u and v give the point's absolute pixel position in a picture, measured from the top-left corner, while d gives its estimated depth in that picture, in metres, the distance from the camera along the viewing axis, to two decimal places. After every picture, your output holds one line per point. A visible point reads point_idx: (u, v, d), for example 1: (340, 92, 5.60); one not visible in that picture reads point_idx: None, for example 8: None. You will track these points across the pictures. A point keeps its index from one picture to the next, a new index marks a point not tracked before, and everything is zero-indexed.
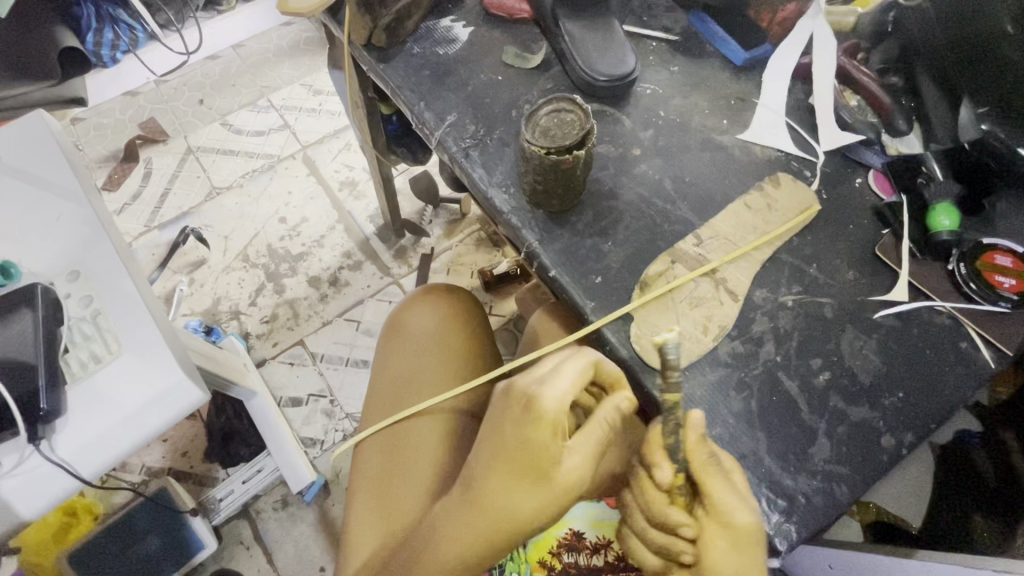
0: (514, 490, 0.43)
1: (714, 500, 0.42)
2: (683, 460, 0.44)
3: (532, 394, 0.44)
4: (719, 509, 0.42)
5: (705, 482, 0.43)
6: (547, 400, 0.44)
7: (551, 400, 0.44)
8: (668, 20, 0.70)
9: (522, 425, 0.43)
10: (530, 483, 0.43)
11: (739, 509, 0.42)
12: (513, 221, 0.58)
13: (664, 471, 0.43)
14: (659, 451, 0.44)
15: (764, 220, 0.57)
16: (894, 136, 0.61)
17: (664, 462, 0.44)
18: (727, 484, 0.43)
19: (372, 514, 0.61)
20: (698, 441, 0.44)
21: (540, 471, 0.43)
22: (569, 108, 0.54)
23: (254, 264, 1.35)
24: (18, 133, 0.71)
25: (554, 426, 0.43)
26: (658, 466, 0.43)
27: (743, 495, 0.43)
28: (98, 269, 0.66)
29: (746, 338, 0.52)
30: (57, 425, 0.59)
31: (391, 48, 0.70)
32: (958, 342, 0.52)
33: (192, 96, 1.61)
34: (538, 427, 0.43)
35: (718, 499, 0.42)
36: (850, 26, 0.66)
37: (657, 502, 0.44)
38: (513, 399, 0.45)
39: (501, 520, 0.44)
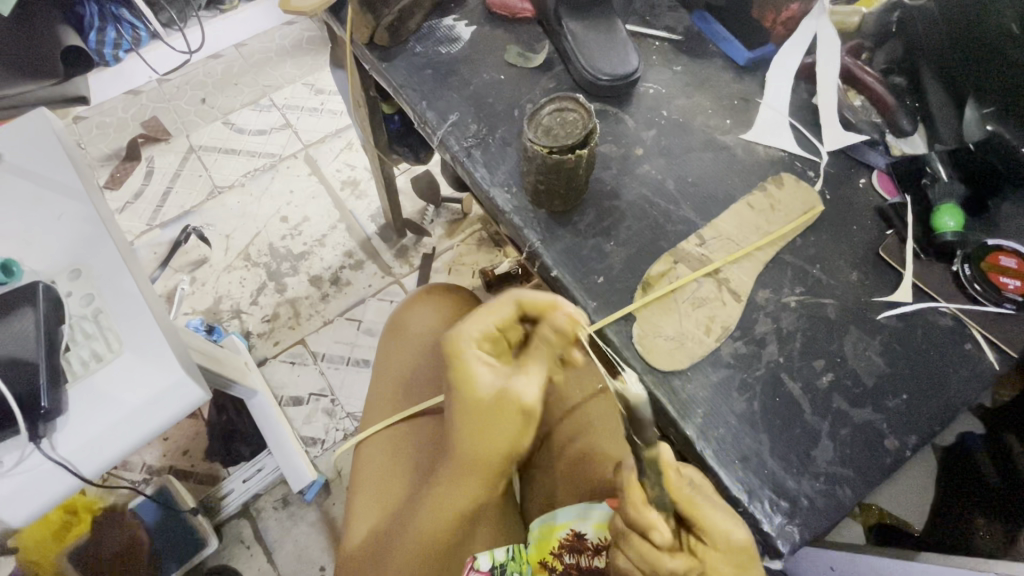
0: (477, 434, 0.50)
1: (711, 530, 0.41)
2: (669, 505, 0.42)
3: (460, 339, 0.50)
4: (715, 538, 0.41)
5: (698, 517, 0.41)
6: (467, 344, 0.50)
7: (472, 339, 0.50)
8: (671, 19, 0.70)
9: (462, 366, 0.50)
10: (481, 417, 0.49)
11: (736, 527, 0.41)
12: (515, 221, 0.58)
13: (660, 530, 0.41)
14: (645, 505, 0.42)
15: (768, 220, 0.56)
16: (898, 136, 0.60)
17: (658, 522, 0.42)
18: (712, 505, 0.42)
19: (371, 505, 0.61)
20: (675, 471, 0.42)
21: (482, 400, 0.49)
22: (564, 107, 0.54)
23: (255, 263, 1.35)
24: (21, 131, 0.71)
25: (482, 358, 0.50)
26: (654, 529, 0.41)
27: (730, 512, 0.42)
28: (101, 267, 0.66)
29: (749, 338, 0.52)
30: (58, 423, 0.59)
31: (393, 47, 0.69)
32: (962, 344, 0.51)
33: (194, 95, 1.60)
34: (474, 368, 0.49)
35: (709, 525, 0.41)
36: (853, 26, 0.65)
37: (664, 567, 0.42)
38: (448, 347, 0.50)
39: (466, 452, 0.51)
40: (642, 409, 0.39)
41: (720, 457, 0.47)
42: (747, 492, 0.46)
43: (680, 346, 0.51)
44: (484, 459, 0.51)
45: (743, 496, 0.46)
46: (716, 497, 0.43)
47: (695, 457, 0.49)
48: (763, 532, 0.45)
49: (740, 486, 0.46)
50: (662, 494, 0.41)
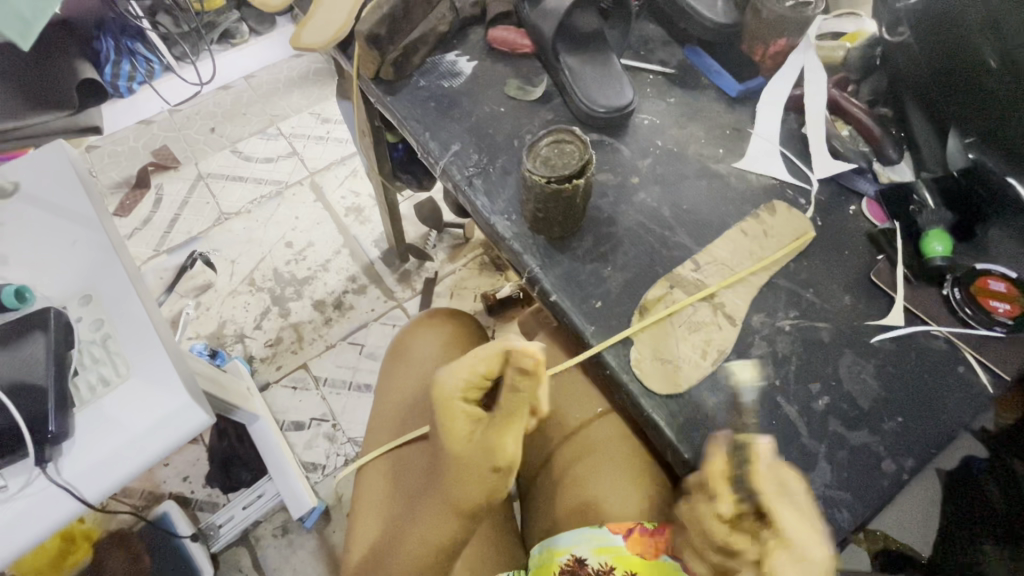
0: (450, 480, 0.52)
1: (781, 523, 0.38)
2: (745, 487, 0.42)
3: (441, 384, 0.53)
4: (784, 534, 0.38)
5: (772, 507, 0.39)
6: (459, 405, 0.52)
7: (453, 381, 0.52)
8: (664, 54, 0.73)
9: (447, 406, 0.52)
10: (461, 465, 0.51)
11: (812, 540, 0.37)
12: (515, 247, 0.60)
13: (723, 499, 0.41)
14: (718, 480, 0.42)
15: (760, 246, 0.58)
16: (886, 165, 0.61)
17: (726, 483, 0.42)
18: (802, 509, 0.39)
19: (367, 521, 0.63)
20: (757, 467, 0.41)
21: (461, 452, 0.51)
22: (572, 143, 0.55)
23: (260, 288, 1.37)
24: (39, 162, 0.74)
25: (458, 406, 0.52)
26: (717, 494, 0.42)
27: (815, 522, 0.39)
28: (110, 293, 0.67)
29: (745, 361, 0.53)
30: (64, 448, 0.60)
31: (398, 81, 0.72)
32: (956, 366, 0.52)
33: (204, 124, 1.66)
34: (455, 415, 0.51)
35: (787, 526, 0.38)
36: (839, 59, 0.68)
37: (715, 529, 0.41)
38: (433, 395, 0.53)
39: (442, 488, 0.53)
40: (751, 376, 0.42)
41: None
42: None
43: (678, 370, 0.52)
44: (452, 498, 0.52)
45: None
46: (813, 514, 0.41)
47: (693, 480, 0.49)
48: None
49: None
50: (743, 471, 0.42)
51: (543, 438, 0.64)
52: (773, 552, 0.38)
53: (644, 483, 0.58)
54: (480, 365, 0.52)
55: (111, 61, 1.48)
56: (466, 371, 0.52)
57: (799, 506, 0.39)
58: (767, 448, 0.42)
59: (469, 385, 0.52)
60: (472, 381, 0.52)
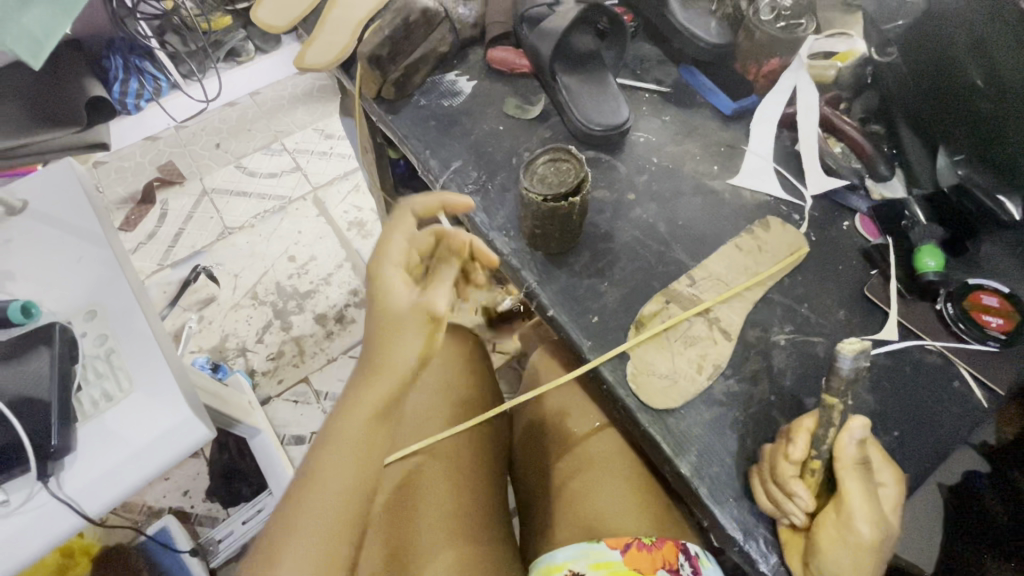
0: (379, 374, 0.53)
1: (847, 491, 0.42)
2: (826, 450, 0.44)
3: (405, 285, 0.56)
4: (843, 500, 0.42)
5: (840, 476, 0.42)
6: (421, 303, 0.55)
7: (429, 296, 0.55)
8: (659, 73, 0.75)
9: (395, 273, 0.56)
10: (393, 322, 0.54)
11: (868, 519, 0.41)
12: (513, 262, 0.61)
13: (798, 447, 0.44)
14: (803, 434, 0.45)
15: (755, 261, 0.59)
16: (877, 181, 0.63)
17: (802, 443, 0.45)
18: (869, 487, 0.42)
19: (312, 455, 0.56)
20: (852, 441, 0.43)
21: (396, 303, 0.55)
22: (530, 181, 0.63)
23: (262, 302, 1.38)
24: (48, 180, 0.75)
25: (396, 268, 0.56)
26: (793, 442, 0.45)
27: (878, 503, 0.42)
28: (115, 308, 0.68)
29: (741, 376, 0.53)
30: (66, 462, 0.60)
31: (399, 100, 0.74)
32: (950, 381, 0.52)
33: (210, 140, 1.68)
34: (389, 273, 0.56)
35: (850, 490, 0.42)
36: (830, 79, 0.68)
37: (784, 474, 0.44)
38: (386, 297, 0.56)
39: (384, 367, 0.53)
40: (845, 350, 0.44)
41: (714, 496, 0.48)
42: (743, 531, 0.46)
43: (674, 385, 0.52)
44: (393, 376, 0.53)
45: (739, 535, 0.46)
46: (882, 496, 0.44)
47: (690, 495, 0.49)
48: (760, 572, 0.46)
49: (735, 524, 0.47)
50: (826, 433, 0.44)
51: (542, 446, 0.65)
52: (825, 512, 0.43)
53: (646, 490, 0.58)
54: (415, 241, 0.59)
55: (119, 78, 1.51)
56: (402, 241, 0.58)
57: (870, 487, 0.42)
58: (861, 428, 0.43)
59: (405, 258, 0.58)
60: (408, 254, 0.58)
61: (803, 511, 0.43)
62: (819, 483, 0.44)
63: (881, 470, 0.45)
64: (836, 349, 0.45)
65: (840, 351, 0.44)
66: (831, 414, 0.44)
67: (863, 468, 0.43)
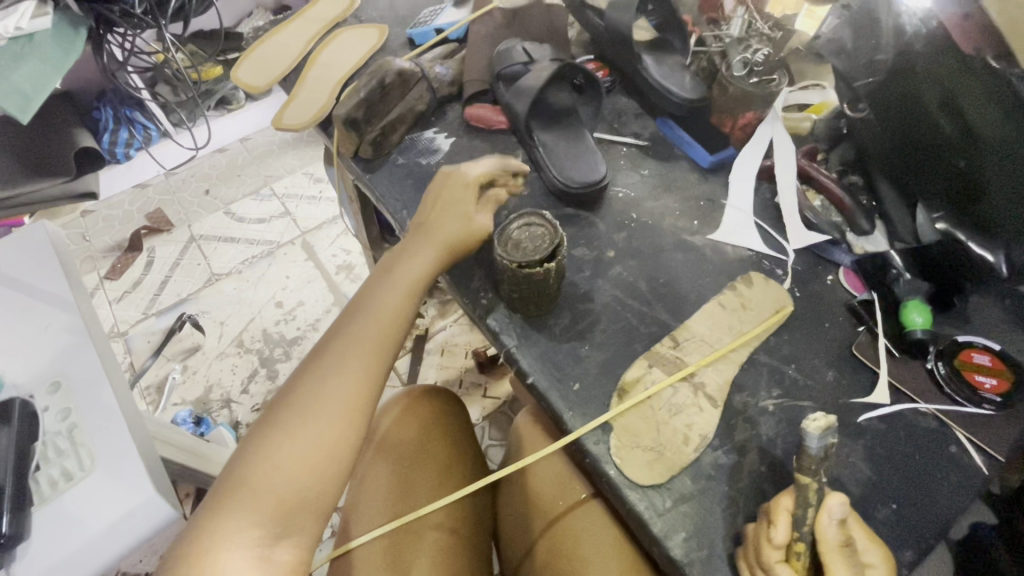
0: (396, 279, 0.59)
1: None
2: (809, 532, 0.41)
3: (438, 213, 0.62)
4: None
5: (826, 561, 0.40)
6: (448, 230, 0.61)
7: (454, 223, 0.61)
8: (637, 126, 0.75)
9: (424, 215, 0.63)
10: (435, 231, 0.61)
11: None
12: (492, 325, 0.59)
13: (780, 530, 0.41)
14: (783, 516, 0.42)
15: (740, 320, 0.57)
16: (858, 235, 0.62)
17: (784, 525, 0.41)
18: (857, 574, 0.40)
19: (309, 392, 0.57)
20: (833, 522, 0.40)
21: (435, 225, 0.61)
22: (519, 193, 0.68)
23: (248, 350, 1.35)
24: (21, 243, 0.74)
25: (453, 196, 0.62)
26: (775, 525, 0.41)
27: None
28: (80, 379, 0.66)
29: (729, 446, 0.51)
30: (19, 551, 0.56)
31: (377, 158, 0.74)
32: (947, 446, 0.50)
33: (198, 187, 1.69)
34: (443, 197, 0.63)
35: None
36: (806, 131, 0.69)
37: (769, 561, 0.41)
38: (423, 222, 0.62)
39: (398, 275, 0.59)
40: (812, 428, 0.41)
41: None
42: None
43: (660, 457, 0.50)
44: (407, 286, 0.59)
45: None
46: None
47: None
48: None
49: None
50: (806, 516, 0.41)
51: (525, 521, 0.62)
52: None
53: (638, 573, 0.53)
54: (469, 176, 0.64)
55: (108, 129, 1.51)
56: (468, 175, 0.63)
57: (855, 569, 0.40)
58: (841, 506, 0.40)
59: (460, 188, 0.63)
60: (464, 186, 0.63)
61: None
62: (805, 568, 0.41)
63: (868, 550, 0.41)
64: (803, 426, 0.42)
65: (809, 427, 0.41)
66: (809, 495, 0.41)
67: (848, 548, 0.41)
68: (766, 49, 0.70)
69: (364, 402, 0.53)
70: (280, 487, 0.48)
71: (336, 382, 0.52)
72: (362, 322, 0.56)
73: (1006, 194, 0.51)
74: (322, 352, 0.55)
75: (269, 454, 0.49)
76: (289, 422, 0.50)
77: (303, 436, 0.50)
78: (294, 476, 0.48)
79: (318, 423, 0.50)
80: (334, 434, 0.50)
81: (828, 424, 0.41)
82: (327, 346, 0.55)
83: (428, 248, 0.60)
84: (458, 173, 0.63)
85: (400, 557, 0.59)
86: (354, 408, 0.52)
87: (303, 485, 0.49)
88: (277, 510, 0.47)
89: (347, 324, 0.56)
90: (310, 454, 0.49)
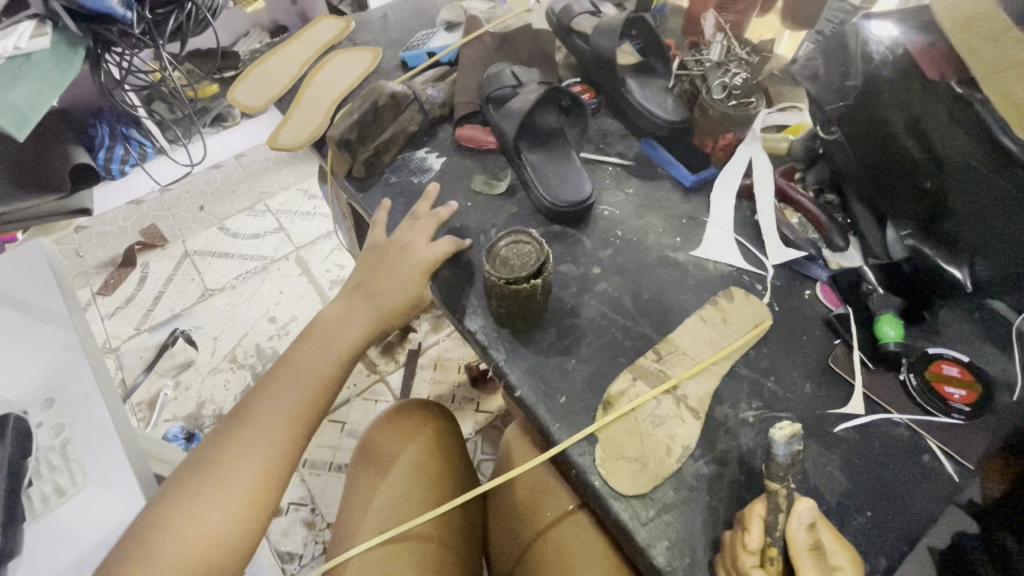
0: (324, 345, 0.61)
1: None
2: (780, 537, 0.42)
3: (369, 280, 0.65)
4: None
5: (797, 565, 0.41)
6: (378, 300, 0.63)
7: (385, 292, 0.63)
8: (622, 146, 0.78)
9: (362, 279, 0.65)
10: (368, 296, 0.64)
11: None
12: (481, 340, 0.61)
13: (754, 535, 0.43)
14: (756, 521, 0.43)
15: (721, 333, 0.59)
16: (835, 251, 0.64)
17: (756, 529, 0.43)
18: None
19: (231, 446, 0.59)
20: (804, 527, 0.42)
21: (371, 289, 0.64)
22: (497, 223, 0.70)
23: (241, 365, 1.36)
24: (17, 262, 0.75)
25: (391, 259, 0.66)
26: (748, 530, 0.43)
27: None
28: (75, 395, 0.67)
29: (711, 457, 0.52)
30: (11, 567, 0.57)
31: (370, 177, 0.76)
32: (920, 455, 0.52)
33: (193, 204, 1.70)
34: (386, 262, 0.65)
35: None
36: (784, 151, 0.72)
37: (745, 566, 0.42)
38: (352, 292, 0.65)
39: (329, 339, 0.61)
40: (779, 436, 0.44)
41: None
42: None
43: (643, 468, 0.51)
44: (338, 349, 0.61)
45: None
46: None
47: None
48: None
49: None
50: (778, 519, 0.43)
51: (516, 530, 0.63)
52: None
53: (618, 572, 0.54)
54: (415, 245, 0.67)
55: (104, 146, 1.51)
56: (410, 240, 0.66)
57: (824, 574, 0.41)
58: (809, 510, 0.42)
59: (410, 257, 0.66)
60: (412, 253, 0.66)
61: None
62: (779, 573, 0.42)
63: (837, 553, 0.43)
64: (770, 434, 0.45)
65: (776, 435, 0.44)
66: (779, 500, 0.43)
67: (819, 553, 0.41)
68: (744, 72, 0.73)
69: (280, 466, 0.55)
70: (189, 549, 0.49)
71: (251, 449, 0.54)
72: (289, 384, 0.58)
73: (969, 211, 0.54)
74: (249, 412, 0.56)
75: (182, 515, 0.50)
76: (200, 490, 0.51)
77: (214, 502, 0.51)
78: (201, 538, 0.50)
79: (231, 488, 0.52)
80: (247, 500, 0.52)
81: (794, 432, 0.44)
82: (248, 410, 0.57)
83: (359, 314, 0.63)
84: (400, 235, 0.67)
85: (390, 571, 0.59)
86: (270, 474, 0.54)
87: (211, 548, 0.50)
88: (185, 570, 0.48)
89: (272, 387, 0.58)
90: (222, 521, 0.51)
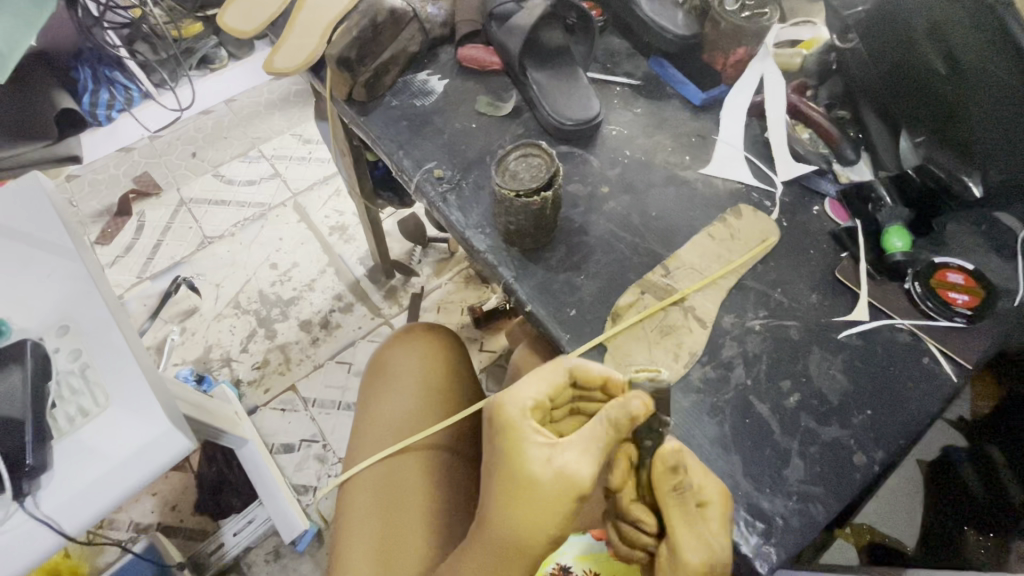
0: (514, 505, 0.42)
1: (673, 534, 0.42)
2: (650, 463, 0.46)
3: (507, 404, 0.45)
4: (673, 542, 0.41)
5: (667, 516, 0.42)
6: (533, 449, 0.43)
7: (519, 406, 0.45)
8: (629, 66, 0.75)
9: (501, 498, 0.43)
10: (525, 491, 0.42)
11: (719, 529, 0.42)
12: (490, 259, 0.61)
13: (617, 475, 0.45)
14: (623, 460, 0.45)
15: (728, 249, 0.59)
16: (844, 165, 0.65)
17: (619, 474, 0.45)
18: (688, 512, 0.42)
19: (389, 517, 0.61)
20: (667, 470, 0.41)
21: (529, 479, 0.42)
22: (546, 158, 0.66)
23: (245, 311, 1.36)
24: (11, 194, 0.68)
25: (534, 433, 0.44)
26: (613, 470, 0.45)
27: (710, 526, 0.42)
28: (89, 322, 0.63)
29: (717, 362, 0.54)
30: (42, 481, 0.56)
31: (371, 102, 0.74)
32: (919, 358, 0.54)
33: (186, 149, 1.62)
34: (524, 438, 0.44)
35: (678, 533, 0.41)
36: (796, 67, 0.72)
37: (626, 506, 0.45)
38: (498, 423, 0.45)
39: (498, 533, 0.44)
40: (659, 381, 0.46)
41: None
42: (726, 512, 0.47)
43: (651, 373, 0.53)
44: (503, 550, 0.44)
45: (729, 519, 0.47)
46: (706, 516, 0.42)
47: None
48: (742, 553, 0.46)
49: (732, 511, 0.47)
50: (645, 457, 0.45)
51: None
52: (663, 554, 0.43)
53: None
54: (548, 388, 0.46)
55: (88, 90, 1.49)
56: (532, 398, 0.45)
57: (688, 506, 0.42)
58: (674, 453, 0.41)
59: (539, 407, 0.46)
60: (541, 403, 0.46)
61: (650, 536, 0.45)
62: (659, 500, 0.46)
63: (704, 483, 0.43)
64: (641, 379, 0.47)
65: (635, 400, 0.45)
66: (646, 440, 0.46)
67: (680, 496, 0.42)
68: None
69: None
70: None
71: None
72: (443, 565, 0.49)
73: (980, 117, 0.52)
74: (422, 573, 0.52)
75: None
76: None
77: None
78: None
79: None
80: None
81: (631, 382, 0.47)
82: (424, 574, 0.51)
83: (563, 453, 0.43)
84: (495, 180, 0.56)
85: (398, 479, 0.63)
86: None
87: None
88: None
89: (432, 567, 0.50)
90: None
